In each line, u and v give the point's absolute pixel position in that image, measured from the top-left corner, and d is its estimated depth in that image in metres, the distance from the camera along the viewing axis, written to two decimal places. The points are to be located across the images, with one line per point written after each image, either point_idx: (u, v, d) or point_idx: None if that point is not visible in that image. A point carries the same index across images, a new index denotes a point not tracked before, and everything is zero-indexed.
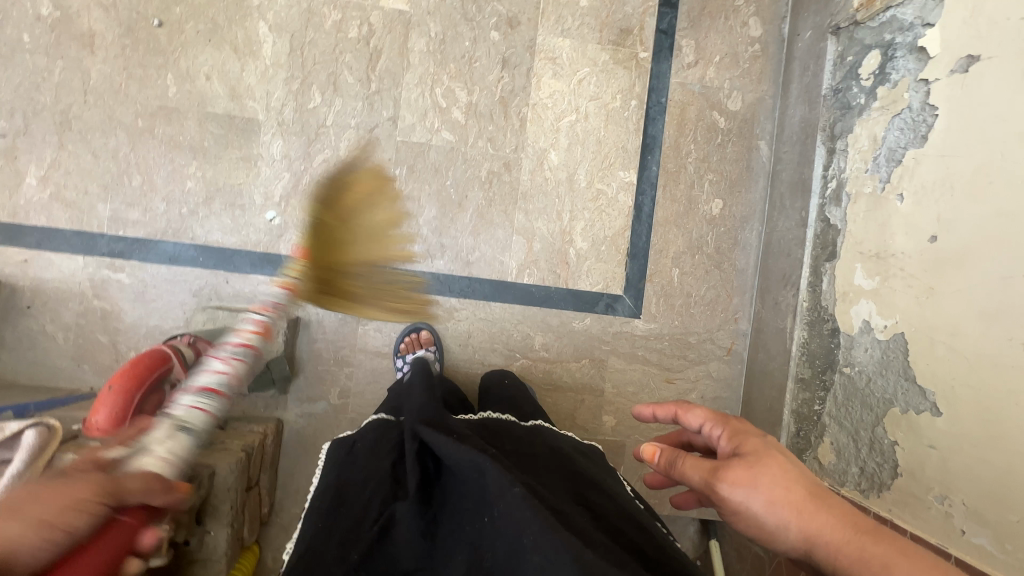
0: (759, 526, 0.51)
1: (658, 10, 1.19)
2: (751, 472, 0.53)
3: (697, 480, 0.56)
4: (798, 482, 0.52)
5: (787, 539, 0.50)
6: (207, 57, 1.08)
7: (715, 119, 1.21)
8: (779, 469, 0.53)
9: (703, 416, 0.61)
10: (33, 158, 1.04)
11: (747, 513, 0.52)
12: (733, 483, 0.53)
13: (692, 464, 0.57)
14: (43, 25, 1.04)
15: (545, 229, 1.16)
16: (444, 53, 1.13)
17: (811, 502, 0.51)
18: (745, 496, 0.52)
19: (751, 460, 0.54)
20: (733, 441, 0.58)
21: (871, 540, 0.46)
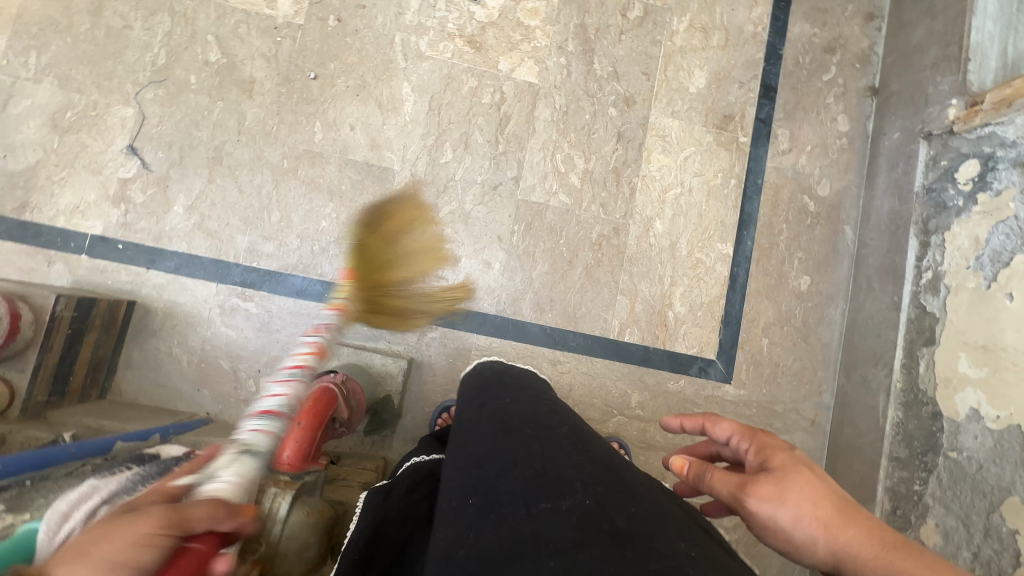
0: (786, 537, 0.64)
1: (758, 101, 1.31)
2: (781, 488, 0.65)
3: (726, 493, 0.67)
4: (822, 497, 0.64)
5: (811, 547, 0.62)
6: (354, 110, 1.17)
7: (805, 202, 1.30)
8: (804, 485, 0.65)
9: (729, 429, 0.74)
10: (183, 188, 1.10)
11: (775, 524, 0.64)
12: (762, 498, 0.65)
13: (720, 479, 0.68)
14: (209, 69, 1.13)
15: (647, 291, 1.23)
16: (567, 123, 1.23)
17: (837, 517, 0.63)
18: (773, 510, 0.64)
19: (779, 475, 0.66)
20: (761, 457, 0.70)
21: (896, 554, 0.58)
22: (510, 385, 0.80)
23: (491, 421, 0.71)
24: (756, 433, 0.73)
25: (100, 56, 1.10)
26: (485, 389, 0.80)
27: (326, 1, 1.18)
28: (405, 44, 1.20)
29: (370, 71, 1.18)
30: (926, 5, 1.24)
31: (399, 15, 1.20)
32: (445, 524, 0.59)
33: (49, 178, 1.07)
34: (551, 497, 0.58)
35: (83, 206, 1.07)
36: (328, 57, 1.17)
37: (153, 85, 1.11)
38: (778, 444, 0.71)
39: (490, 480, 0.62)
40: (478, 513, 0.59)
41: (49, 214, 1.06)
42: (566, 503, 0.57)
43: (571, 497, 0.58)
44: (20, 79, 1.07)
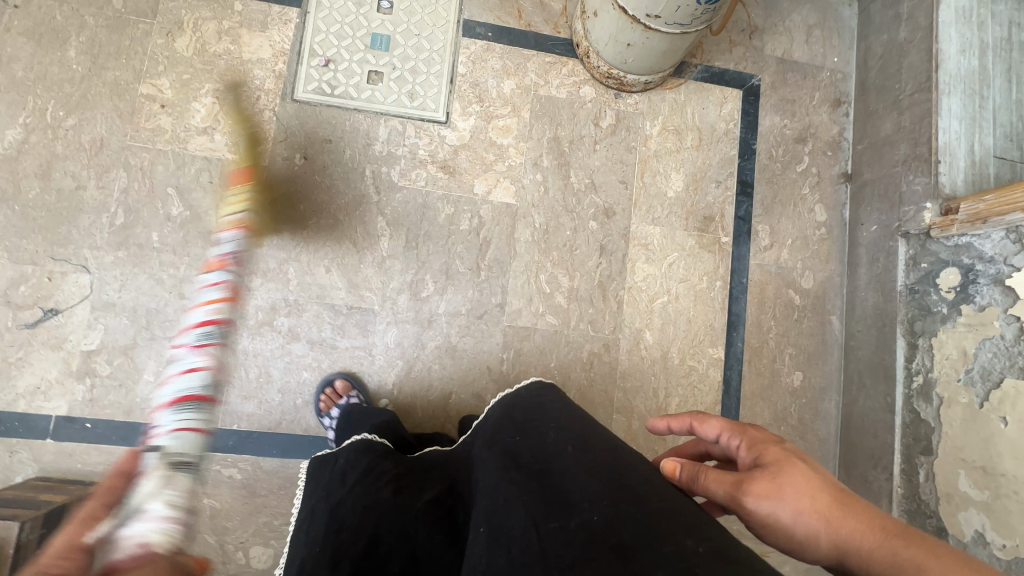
0: (788, 535, 0.57)
1: (736, 199, 1.30)
2: (776, 484, 0.58)
3: (722, 493, 0.61)
4: (819, 487, 0.58)
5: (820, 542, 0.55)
6: (328, 250, 1.12)
7: (791, 297, 1.30)
8: (800, 476, 0.58)
9: (719, 427, 0.66)
10: (153, 355, 1.05)
11: (774, 523, 0.58)
12: (759, 495, 0.58)
13: (714, 479, 0.62)
14: (173, 224, 1.08)
15: (643, 407, 1.21)
16: (548, 242, 1.21)
17: (838, 508, 0.56)
18: (772, 507, 0.58)
19: (773, 471, 0.59)
20: (753, 452, 0.63)
21: (902, 545, 0.50)
22: (531, 413, 0.68)
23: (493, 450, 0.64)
24: (746, 427, 0.66)
25: (52, 222, 1.04)
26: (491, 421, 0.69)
27: (291, 140, 1.14)
28: (376, 175, 1.16)
29: (341, 208, 1.14)
30: (891, 99, 1.26)
31: (368, 147, 1.17)
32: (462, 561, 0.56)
33: (5, 359, 1.00)
34: (560, 515, 0.53)
35: (44, 385, 1.01)
36: (296, 198, 1.13)
37: (113, 247, 1.06)
38: (768, 437, 0.64)
39: (496, 508, 0.57)
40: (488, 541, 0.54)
41: (8, 399, 1.00)
42: (575, 521, 0.52)
43: (578, 515, 0.52)
44: None
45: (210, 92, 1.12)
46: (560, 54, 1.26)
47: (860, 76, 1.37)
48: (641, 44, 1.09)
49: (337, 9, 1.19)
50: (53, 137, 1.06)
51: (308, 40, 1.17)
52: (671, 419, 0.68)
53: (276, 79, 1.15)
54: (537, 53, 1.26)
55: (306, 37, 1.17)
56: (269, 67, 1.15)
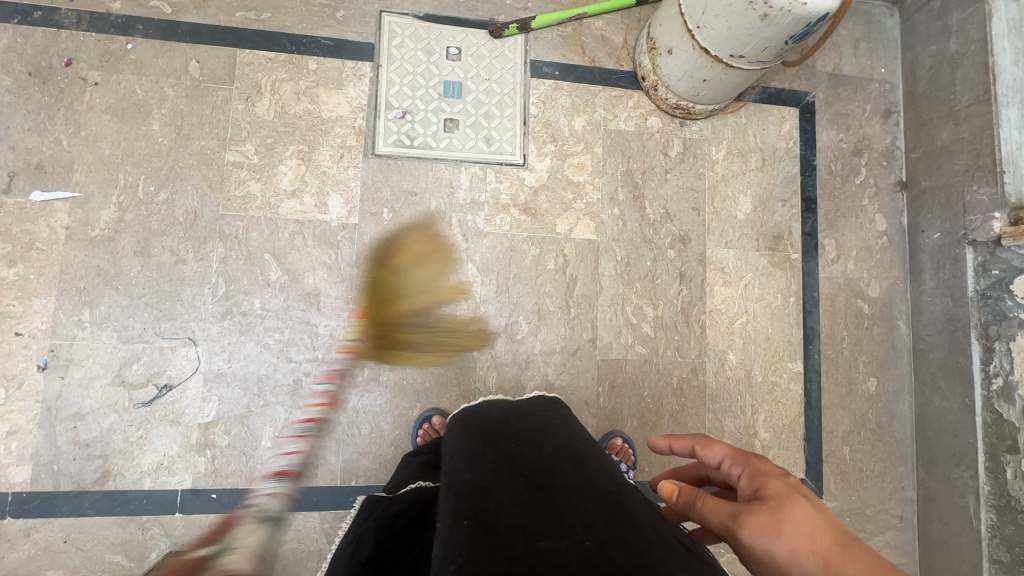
0: None
1: (802, 215, 1.34)
2: (773, 516, 0.50)
3: (717, 523, 0.53)
4: (823, 531, 0.48)
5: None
6: (425, 302, 1.14)
7: (860, 306, 1.35)
8: (804, 515, 0.49)
9: (722, 451, 0.58)
10: (268, 420, 1.06)
11: (769, 564, 0.49)
12: (757, 529, 0.50)
13: (708, 507, 0.54)
14: (273, 289, 1.09)
15: (733, 425, 1.25)
16: (631, 274, 1.24)
17: (846, 553, 0.46)
18: (768, 543, 0.49)
19: (772, 504, 0.51)
20: (755, 483, 0.54)
21: None
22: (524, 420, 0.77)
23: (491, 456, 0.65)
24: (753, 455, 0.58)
25: (157, 299, 1.05)
26: (494, 432, 0.73)
27: (377, 195, 1.15)
28: (463, 224, 1.18)
29: (432, 258, 1.16)
30: (946, 109, 1.30)
31: (451, 196, 1.18)
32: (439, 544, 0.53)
33: (125, 439, 1.01)
34: (553, 536, 0.52)
35: (166, 461, 1.02)
36: (388, 253, 1.14)
37: (218, 317, 1.07)
38: (776, 468, 0.55)
39: (489, 507, 0.56)
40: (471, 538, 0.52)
41: (133, 478, 1.01)
42: (567, 544, 0.51)
43: (572, 537, 0.52)
44: (77, 340, 1.01)
45: (294, 153, 1.13)
46: (625, 86, 1.28)
47: (908, 85, 1.41)
48: (717, 80, 1.11)
49: (407, 59, 1.20)
50: (147, 213, 1.06)
51: (383, 93, 1.18)
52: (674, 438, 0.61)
53: (357, 135, 1.16)
54: (603, 88, 1.28)
55: (381, 90, 1.18)
56: (348, 123, 1.16)
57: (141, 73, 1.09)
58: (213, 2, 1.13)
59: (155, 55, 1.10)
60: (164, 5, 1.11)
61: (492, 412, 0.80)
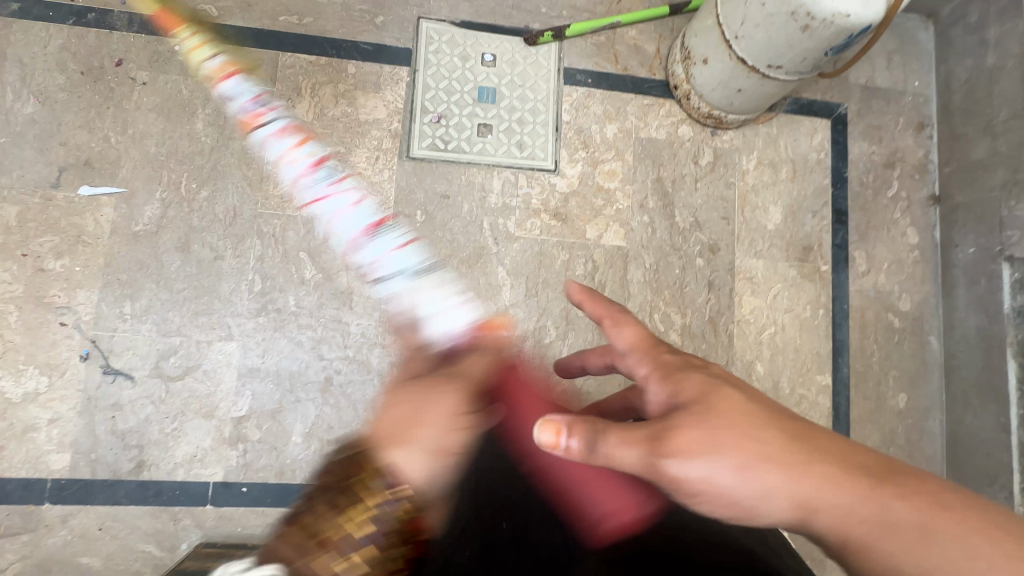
0: (732, 503, 0.46)
1: (832, 227, 1.33)
2: (690, 424, 0.48)
3: (634, 460, 0.49)
4: (751, 427, 0.47)
5: (758, 497, 0.46)
6: (454, 303, 1.16)
7: (891, 320, 1.33)
8: (728, 414, 0.48)
9: (630, 340, 0.60)
10: (298, 417, 1.08)
11: (712, 488, 0.46)
12: (681, 452, 0.47)
13: (625, 442, 0.49)
14: (308, 287, 1.11)
15: None
16: (659, 281, 1.24)
17: (794, 448, 0.45)
18: (701, 467, 0.46)
19: (695, 413, 0.49)
20: (670, 390, 0.52)
21: (896, 499, 0.41)
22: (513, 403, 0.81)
23: (511, 447, 0.71)
24: (662, 352, 0.58)
25: (196, 294, 1.07)
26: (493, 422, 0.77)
27: (411, 197, 1.17)
28: (494, 228, 1.19)
29: (463, 261, 1.17)
30: (982, 123, 1.28)
31: (484, 200, 1.19)
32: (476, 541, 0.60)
33: (161, 430, 1.03)
34: (589, 523, 0.60)
35: (199, 453, 1.04)
36: (420, 254, 1.16)
37: (253, 313, 1.09)
38: (684, 365, 0.55)
39: (523, 503, 0.64)
40: (513, 538, 0.60)
41: (167, 469, 1.03)
42: (603, 527, 0.59)
43: (608, 525, 0.59)
44: (117, 331, 1.04)
45: (332, 155, 1.15)
46: (657, 95, 1.29)
47: (942, 99, 1.40)
48: (752, 90, 1.11)
49: (444, 64, 1.22)
50: (189, 210, 1.09)
51: (419, 98, 1.20)
52: (589, 302, 0.64)
53: (393, 138, 1.18)
54: (635, 96, 1.29)
55: (417, 95, 1.20)
56: (385, 126, 1.18)
57: (187, 73, 1.13)
58: (258, 7, 1.17)
59: None
60: (211, 9, 1.15)
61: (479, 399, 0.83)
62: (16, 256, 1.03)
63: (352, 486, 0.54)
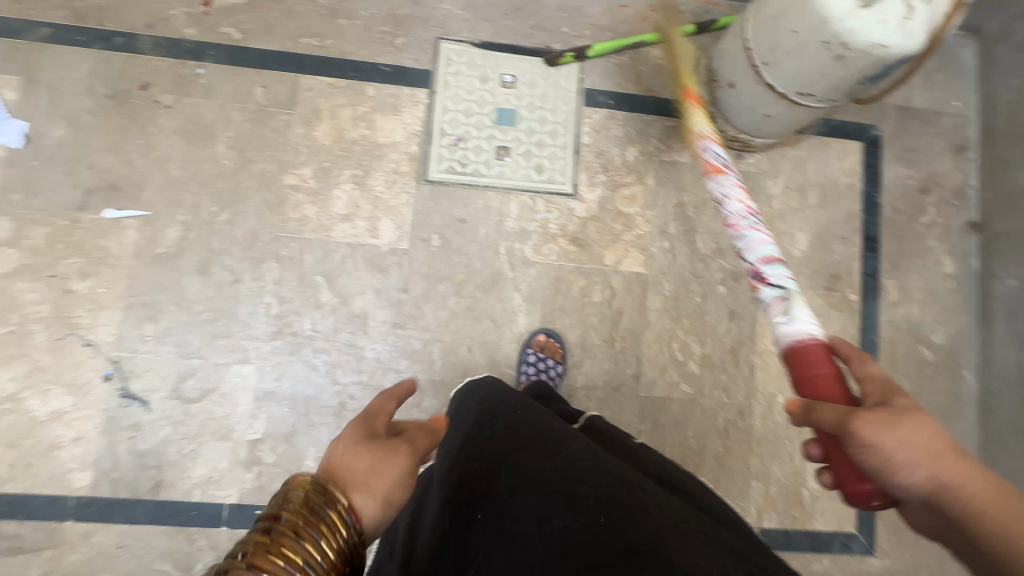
0: (886, 462, 0.58)
1: (863, 255, 1.28)
2: (900, 418, 0.58)
3: (830, 421, 0.61)
4: (941, 429, 0.58)
5: (914, 472, 0.57)
6: (469, 329, 1.14)
7: (923, 353, 1.28)
8: (934, 417, 0.59)
9: (874, 369, 0.67)
10: (313, 440, 1.08)
11: (877, 449, 0.58)
12: (871, 421, 0.58)
13: (827, 409, 0.62)
14: (324, 310, 1.11)
15: (780, 472, 1.20)
16: (679, 309, 1.21)
17: (953, 451, 0.57)
18: (883, 434, 0.57)
19: (897, 407, 0.60)
20: (883, 392, 0.63)
21: (1015, 502, 0.54)
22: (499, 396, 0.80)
23: (503, 438, 0.68)
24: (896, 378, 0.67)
25: (215, 317, 1.09)
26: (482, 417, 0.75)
27: (427, 221, 1.16)
28: (511, 253, 1.18)
29: (479, 286, 1.16)
30: None
31: (501, 224, 1.18)
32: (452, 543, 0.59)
33: (179, 451, 1.05)
34: (566, 514, 0.57)
35: (215, 475, 1.05)
36: (436, 278, 1.15)
37: (270, 337, 1.09)
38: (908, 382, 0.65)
39: (500, 500, 0.60)
40: (487, 535, 0.58)
41: (184, 490, 1.04)
42: (580, 520, 0.56)
43: (584, 514, 0.56)
44: (139, 352, 1.06)
45: (350, 178, 1.15)
46: (680, 116, 1.26)
47: (984, 121, 1.34)
48: (780, 115, 1.07)
49: (463, 85, 1.21)
50: (209, 233, 1.10)
51: (437, 120, 1.19)
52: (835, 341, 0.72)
53: (411, 161, 1.17)
54: (658, 118, 1.25)
55: (436, 117, 1.19)
56: (403, 149, 1.17)
57: (210, 96, 1.13)
58: (280, 28, 1.17)
59: (224, 80, 1.14)
60: (235, 31, 1.16)
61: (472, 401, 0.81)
62: (44, 276, 1.06)
63: (307, 508, 0.42)
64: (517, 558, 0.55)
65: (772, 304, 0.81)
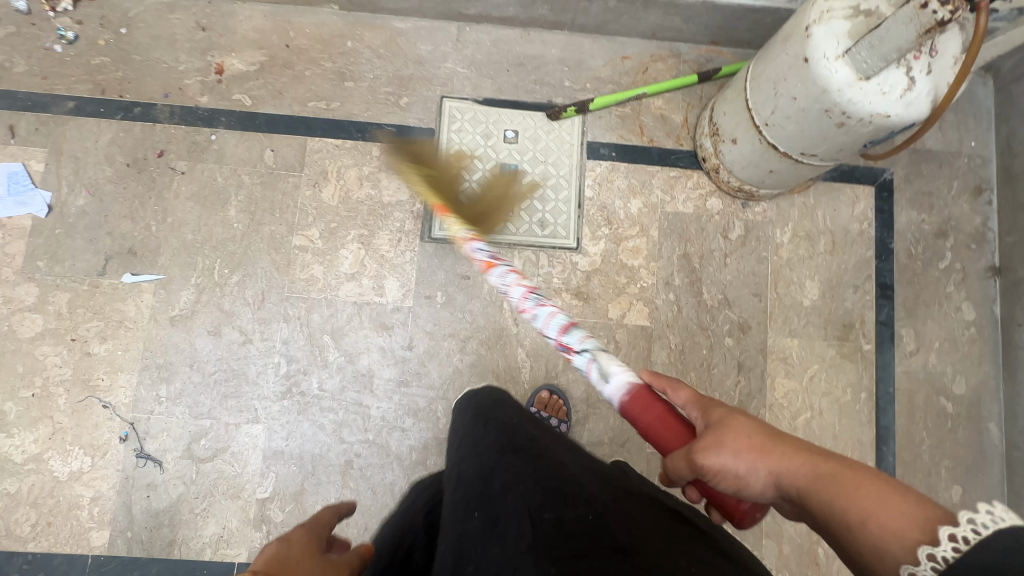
0: (734, 480, 0.56)
1: (876, 303, 1.25)
2: (716, 433, 0.58)
3: (683, 467, 0.59)
4: (743, 433, 0.57)
5: (759, 482, 0.55)
6: (473, 386, 1.15)
7: (943, 404, 1.23)
8: (733, 428, 0.58)
9: (686, 397, 0.67)
10: (320, 498, 1.10)
11: (722, 471, 0.56)
12: (703, 449, 0.57)
13: (676, 458, 0.60)
14: (331, 368, 1.13)
15: (794, 530, 1.17)
16: (685, 362, 1.20)
17: (770, 445, 0.55)
18: (715, 457, 0.56)
19: (709, 432, 0.58)
20: (704, 415, 0.63)
21: (853, 475, 0.50)
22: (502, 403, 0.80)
23: (493, 439, 0.70)
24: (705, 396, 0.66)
25: (226, 377, 1.12)
26: (487, 416, 0.76)
27: (431, 278, 1.18)
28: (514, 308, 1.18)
29: (483, 342, 1.17)
30: None
31: None
32: (453, 539, 0.61)
33: (191, 510, 1.08)
34: (557, 508, 0.58)
35: (226, 533, 1.08)
36: (441, 335, 1.16)
37: (278, 396, 1.12)
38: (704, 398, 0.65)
39: (497, 496, 0.62)
40: (483, 530, 0.59)
41: (196, 548, 1.07)
42: (569, 515, 0.57)
43: (575, 510, 0.58)
44: (155, 413, 1.09)
45: (355, 237, 1.18)
46: (684, 166, 1.25)
47: (1003, 161, 1.29)
48: (784, 171, 1.05)
49: (466, 142, 1.22)
50: (221, 294, 1.14)
51: None
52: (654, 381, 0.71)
53: (415, 219, 1.19)
54: (661, 168, 1.25)
55: None
56: (407, 208, 1.19)
57: (222, 162, 1.18)
58: (288, 93, 1.21)
59: (235, 145, 1.18)
60: (245, 97, 1.20)
61: (479, 403, 0.82)
62: (67, 341, 1.10)
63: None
64: (510, 549, 0.56)
65: (589, 369, 0.77)
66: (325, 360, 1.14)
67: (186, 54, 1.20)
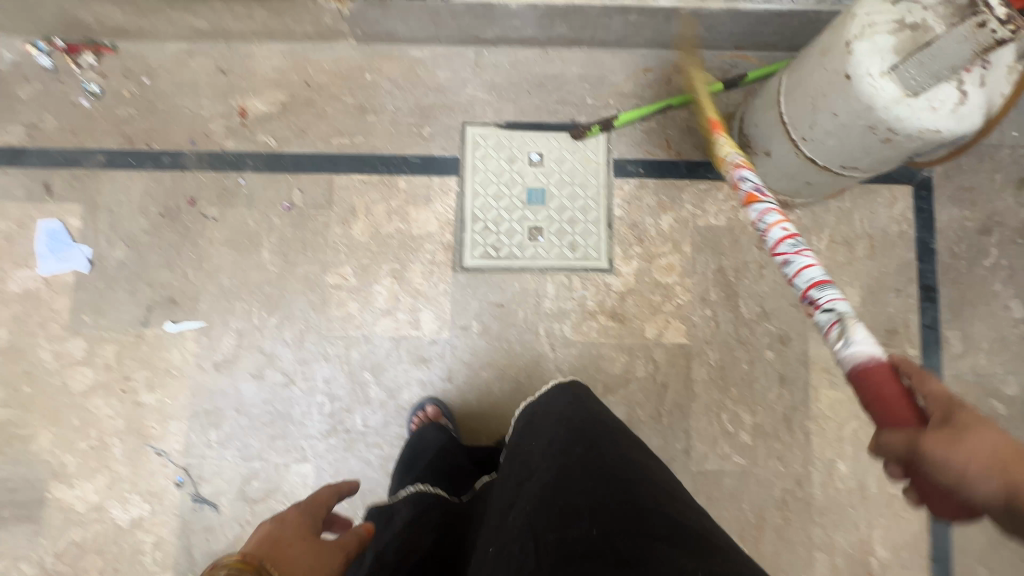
0: (960, 481, 0.56)
1: (920, 306, 1.22)
2: (955, 435, 0.56)
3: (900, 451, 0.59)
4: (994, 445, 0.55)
5: (985, 487, 0.55)
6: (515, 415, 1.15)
7: (995, 406, 1.20)
8: (984, 435, 0.55)
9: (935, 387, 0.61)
10: None
11: (947, 471, 0.56)
12: (936, 444, 0.56)
13: (894, 436, 0.60)
14: (373, 404, 1.15)
15: (845, 542, 1.16)
16: (726, 378, 1.19)
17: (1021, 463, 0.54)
18: (946, 456, 0.56)
19: (955, 429, 0.56)
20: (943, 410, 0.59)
21: None
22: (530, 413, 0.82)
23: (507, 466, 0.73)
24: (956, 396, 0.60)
25: (272, 419, 1.14)
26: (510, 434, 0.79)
27: (466, 309, 1.18)
28: (550, 334, 1.18)
29: (521, 369, 1.17)
30: None
31: (539, 305, 1.18)
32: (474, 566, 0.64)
33: None
34: (557, 527, 0.59)
35: None
36: (480, 365, 1.17)
37: (324, 434, 1.14)
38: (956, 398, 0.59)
39: (508, 522, 0.64)
40: (496, 554, 0.62)
41: None
42: (570, 532, 0.58)
43: (576, 528, 0.58)
44: (207, 458, 1.12)
45: (388, 272, 1.18)
46: (714, 178, 1.23)
47: None
48: (823, 183, 1.03)
49: (492, 168, 1.21)
50: (261, 337, 1.15)
51: (468, 206, 1.20)
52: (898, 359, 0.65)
53: (446, 250, 1.19)
54: (690, 182, 1.23)
55: (467, 203, 1.20)
56: (437, 239, 1.19)
57: (253, 206, 1.19)
58: (312, 131, 1.21)
59: (263, 188, 1.19)
60: (270, 139, 1.20)
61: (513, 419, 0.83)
62: (117, 391, 1.13)
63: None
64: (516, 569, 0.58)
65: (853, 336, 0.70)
66: (367, 396, 1.15)
67: (209, 99, 1.21)
